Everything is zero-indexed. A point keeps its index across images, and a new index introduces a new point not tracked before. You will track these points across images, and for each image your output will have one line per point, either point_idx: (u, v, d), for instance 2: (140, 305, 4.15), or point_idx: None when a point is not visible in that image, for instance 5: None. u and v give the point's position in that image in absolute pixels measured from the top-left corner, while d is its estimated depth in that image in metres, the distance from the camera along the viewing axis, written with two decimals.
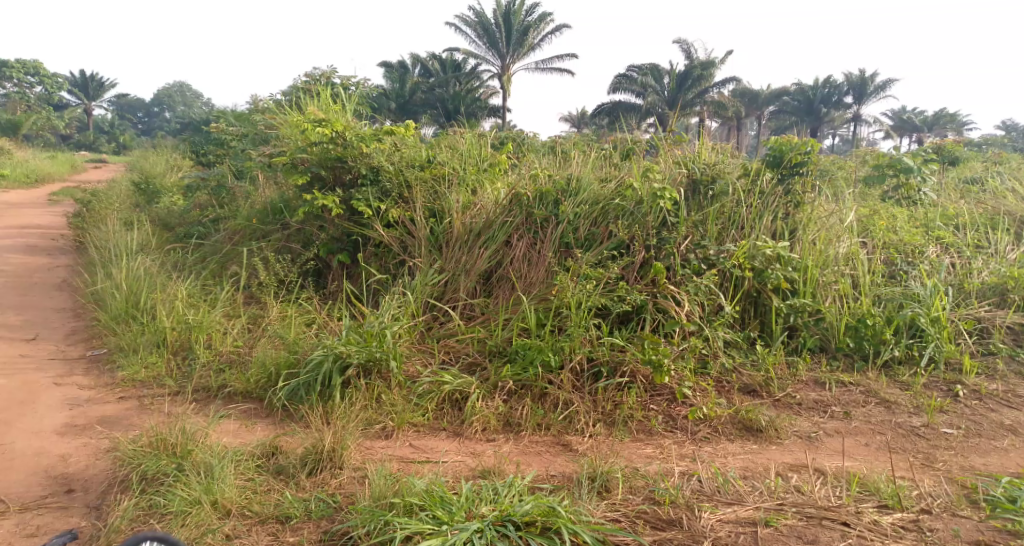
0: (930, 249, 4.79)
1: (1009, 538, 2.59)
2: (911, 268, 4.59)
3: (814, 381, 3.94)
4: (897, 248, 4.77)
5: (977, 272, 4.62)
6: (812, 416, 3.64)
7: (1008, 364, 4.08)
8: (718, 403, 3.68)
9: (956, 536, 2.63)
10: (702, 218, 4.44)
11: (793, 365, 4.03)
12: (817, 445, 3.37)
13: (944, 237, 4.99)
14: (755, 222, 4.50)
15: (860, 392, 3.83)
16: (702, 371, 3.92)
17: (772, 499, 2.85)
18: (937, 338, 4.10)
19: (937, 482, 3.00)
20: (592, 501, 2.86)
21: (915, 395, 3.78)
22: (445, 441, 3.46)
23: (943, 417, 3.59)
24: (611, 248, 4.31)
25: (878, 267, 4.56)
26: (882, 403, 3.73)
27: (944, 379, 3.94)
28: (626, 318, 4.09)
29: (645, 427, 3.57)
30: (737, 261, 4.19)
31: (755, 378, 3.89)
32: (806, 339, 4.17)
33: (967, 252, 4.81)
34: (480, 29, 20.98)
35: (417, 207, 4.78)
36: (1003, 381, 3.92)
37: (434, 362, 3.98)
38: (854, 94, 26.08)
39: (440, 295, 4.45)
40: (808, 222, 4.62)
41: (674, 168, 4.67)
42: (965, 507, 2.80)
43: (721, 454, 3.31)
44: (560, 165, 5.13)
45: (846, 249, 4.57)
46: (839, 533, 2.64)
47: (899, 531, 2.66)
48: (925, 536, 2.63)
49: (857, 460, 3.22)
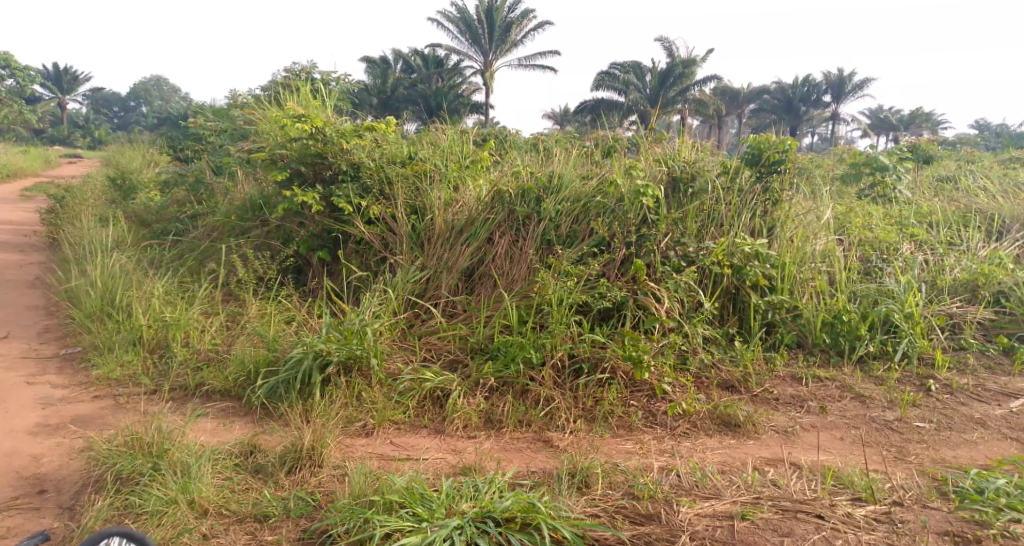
0: (905, 246, 4.90)
1: (977, 528, 2.63)
2: (885, 265, 4.68)
3: (791, 377, 3.99)
4: (873, 246, 4.87)
5: (949, 269, 4.68)
6: (789, 411, 3.68)
7: (979, 359, 4.14)
8: (696, 399, 3.72)
9: (925, 527, 2.66)
10: (682, 216, 4.47)
11: (771, 361, 4.09)
12: (794, 439, 3.42)
13: (918, 234, 5.08)
14: (734, 219, 4.55)
15: (835, 387, 3.89)
16: (681, 367, 3.97)
17: (749, 494, 2.88)
18: (910, 333, 4.16)
19: (909, 475, 3.06)
20: (572, 497, 2.88)
21: (889, 389, 3.84)
22: (426, 438, 3.46)
23: (915, 411, 3.65)
24: (591, 244, 4.34)
25: (853, 264, 4.64)
26: (857, 398, 3.79)
27: (917, 374, 4.00)
28: (607, 315, 4.12)
29: (625, 423, 3.60)
30: (716, 258, 4.25)
31: (734, 374, 3.93)
32: (783, 335, 4.24)
33: (940, 249, 4.89)
34: (462, 27, 20.98)
35: (399, 204, 4.77)
36: (973, 376, 3.98)
37: (416, 359, 3.96)
38: (833, 92, 26.35)
39: (422, 292, 4.45)
40: (785, 220, 4.69)
41: (654, 166, 4.71)
42: (936, 498, 2.85)
43: (700, 449, 3.35)
44: (542, 161, 5.14)
45: (823, 246, 4.65)
46: (813, 526, 2.68)
47: (871, 524, 2.69)
48: (896, 528, 2.67)
49: (832, 454, 3.27)
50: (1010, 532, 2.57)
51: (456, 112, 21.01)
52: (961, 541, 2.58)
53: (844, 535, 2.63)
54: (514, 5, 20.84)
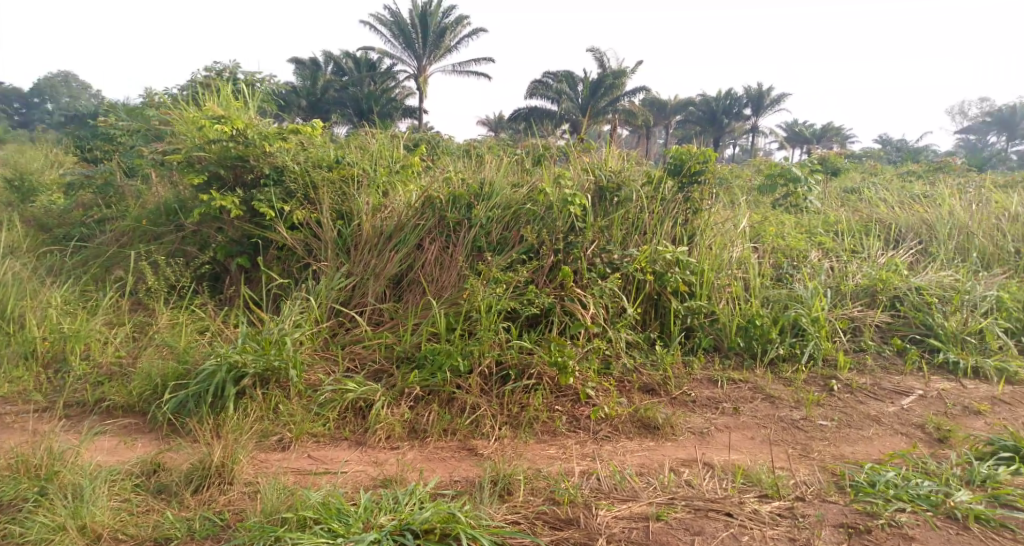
0: (813, 254, 5.14)
1: (868, 518, 2.73)
2: (795, 271, 4.90)
3: (707, 379, 4.12)
4: (784, 253, 5.10)
5: (851, 275, 4.92)
6: (705, 413, 3.80)
7: (877, 359, 4.38)
8: (619, 402, 3.78)
9: (823, 520, 2.75)
10: (608, 224, 4.55)
11: (689, 364, 4.21)
12: (708, 440, 3.53)
13: (825, 243, 5.35)
14: (657, 228, 4.67)
15: (748, 388, 4.04)
16: (605, 371, 4.01)
17: (663, 494, 2.95)
18: (816, 336, 4.36)
19: (811, 471, 3.18)
20: (493, 505, 2.86)
21: (796, 390, 4.01)
22: (346, 451, 3.37)
23: (819, 410, 3.83)
24: (521, 251, 4.34)
25: (766, 271, 4.84)
26: (767, 398, 3.94)
27: (822, 375, 4.20)
28: (534, 321, 4.14)
29: (550, 428, 3.61)
30: (640, 265, 4.33)
31: (654, 377, 4.03)
32: (701, 339, 4.37)
33: (844, 256, 5.16)
34: (396, 29, 20.67)
35: (323, 209, 4.66)
36: (870, 376, 4.20)
37: (338, 369, 3.87)
38: (753, 106, 27.45)
39: (347, 299, 4.35)
40: (705, 228, 4.82)
41: (582, 175, 4.78)
42: (833, 493, 2.94)
43: (621, 452, 3.41)
44: (475, 168, 5.12)
45: (738, 254, 4.82)
46: (722, 523, 2.76)
47: (776, 519, 2.78)
48: (798, 522, 2.75)
49: (742, 453, 3.39)
50: (897, 522, 2.68)
51: (386, 117, 20.81)
52: (853, 532, 2.67)
53: (751, 531, 2.72)
54: (448, 11, 20.81)
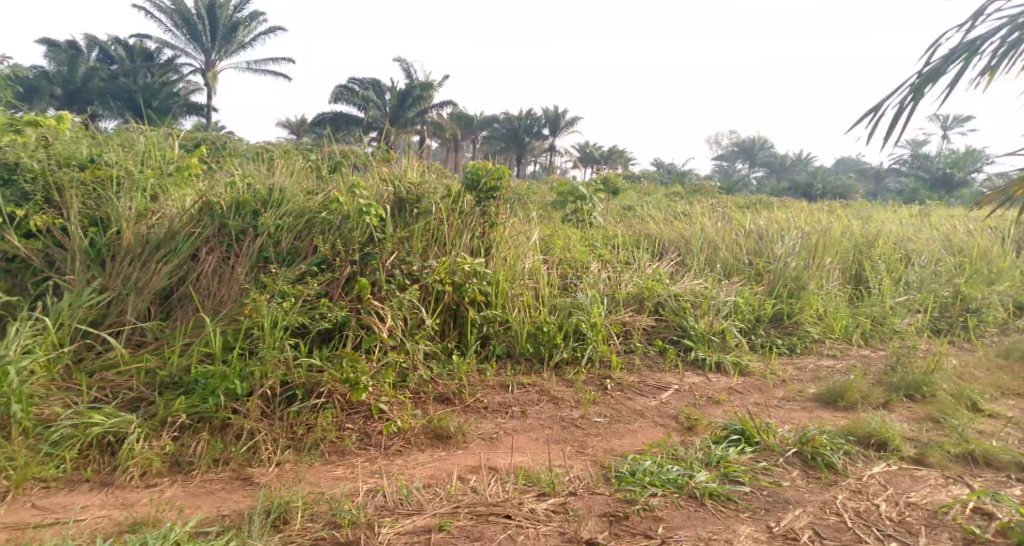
0: (594, 265, 5.56)
1: (627, 505, 2.98)
2: (578, 281, 5.29)
3: (499, 385, 4.28)
4: (570, 265, 5.46)
5: (624, 283, 5.43)
6: (496, 418, 3.94)
7: (642, 358, 4.87)
8: (413, 415, 3.81)
9: (591, 511, 2.96)
10: (407, 235, 4.55)
11: (482, 373, 4.34)
12: (497, 445, 3.64)
13: (604, 255, 5.82)
14: (455, 239, 4.78)
15: (535, 391, 4.26)
16: (401, 384, 4.03)
17: (448, 504, 3.02)
18: (594, 340, 4.74)
19: (585, 466, 3.40)
20: (263, 538, 2.74)
21: (576, 390, 4.31)
22: (85, 495, 3.06)
23: (596, 407, 4.14)
24: (312, 263, 4.19)
25: (554, 281, 5.15)
26: (551, 400, 4.18)
27: (598, 375, 4.56)
28: (327, 336, 4.04)
29: (338, 448, 3.53)
30: (439, 276, 4.40)
31: (450, 386, 4.10)
32: (495, 347, 4.55)
33: (618, 268, 5.65)
34: (178, 19, 18.98)
35: (72, 214, 4.14)
36: (637, 374, 4.66)
37: (81, 401, 3.46)
38: (550, 127, 29.14)
39: (100, 318, 3.92)
40: (501, 241, 5.03)
41: (380, 185, 4.73)
42: (600, 485, 3.18)
43: (412, 465, 3.42)
44: (266, 172, 4.86)
45: (530, 264, 5.06)
46: (501, 526, 2.89)
47: (549, 515, 2.95)
48: (568, 515, 2.95)
49: (525, 455, 3.54)
50: (649, 505, 2.97)
51: (160, 112, 19.07)
52: (613, 519, 2.90)
53: (525, 531, 2.86)
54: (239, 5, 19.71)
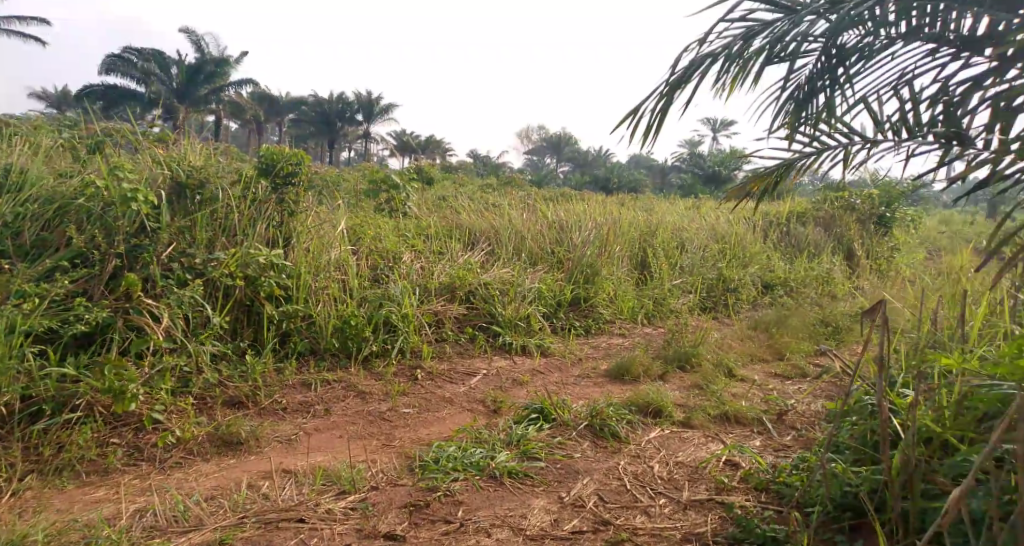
0: (406, 255, 5.45)
1: (430, 494, 3.02)
2: (390, 271, 5.15)
3: (300, 384, 4.05)
4: (380, 255, 5.33)
5: (436, 273, 5.36)
6: (296, 418, 3.71)
7: (453, 346, 4.89)
8: (195, 423, 3.48)
9: (393, 502, 2.94)
10: (188, 224, 4.21)
11: (281, 372, 4.09)
12: (296, 446, 3.42)
13: (417, 245, 5.73)
14: (247, 230, 4.49)
15: (341, 387, 4.08)
16: (181, 390, 3.68)
17: (233, 515, 2.79)
18: (405, 331, 4.64)
19: (390, 458, 3.33)
20: None
21: (385, 383, 4.19)
22: None
23: (404, 399, 4.04)
24: (66, 257, 3.73)
25: (364, 272, 5.00)
26: (358, 395, 4.02)
27: (409, 365, 4.48)
28: (87, 340, 3.61)
29: (99, 466, 3.14)
30: (227, 269, 4.12)
31: (242, 389, 3.81)
32: (297, 344, 4.30)
33: (431, 256, 5.59)
34: None
35: None
36: (448, 361, 4.68)
37: None
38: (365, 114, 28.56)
39: None
40: (301, 231, 4.81)
41: (153, 167, 4.32)
42: (404, 476, 3.16)
43: (193, 477, 3.11)
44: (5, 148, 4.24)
45: (337, 255, 4.86)
46: (293, 532, 2.73)
47: (347, 514, 2.86)
48: (368, 511, 2.88)
49: (326, 454, 3.36)
50: (450, 490, 3.03)
51: None
52: (413, 508, 2.91)
53: (319, 534, 2.72)
54: None
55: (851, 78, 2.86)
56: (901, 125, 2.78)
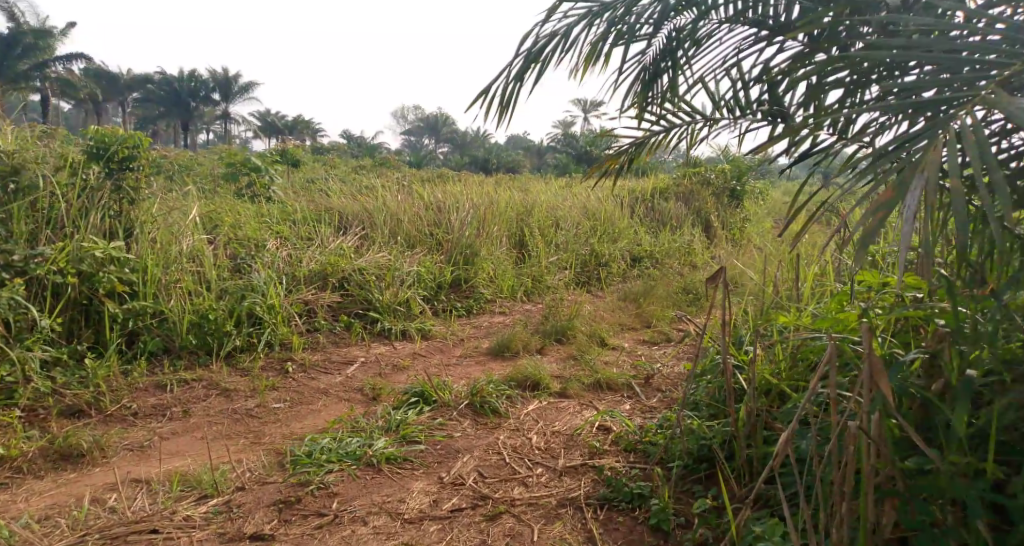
0: (271, 242, 5.20)
1: (301, 489, 2.91)
2: (252, 260, 4.88)
3: (153, 386, 3.77)
4: (242, 244, 5.08)
5: (305, 260, 5.14)
6: (149, 423, 3.45)
7: (328, 336, 4.69)
8: (27, 438, 3.15)
9: (259, 502, 2.81)
10: (4, 216, 3.83)
11: (129, 375, 3.78)
12: (149, 453, 3.18)
13: (282, 231, 5.47)
14: (79, 222, 4.13)
15: (201, 386, 3.83)
16: (7, 402, 3.35)
17: (74, 533, 2.56)
18: (272, 323, 4.42)
19: (257, 456, 3.18)
20: None
21: (251, 378, 3.97)
22: None
23: (273, 394, 3.85)
24: None
25: (222, 262, 4.70)
26: (222, 393, 3.80)
27: (278, 358, 4.26)
28: None
29: None
30: (56, 266, 3.82)
31: (82, 397, 3.49)
32: (147, 343, 4.02)
33: (298, 243, 5.35)
34: None
35: None
36: (322, 351, 4.47)
37: None
38: None
39: None
40: (145, 220, 4.45)
41: None
42: (273, 473, 3.03)
43: (26, 497, 2.81)
44: None
45: (190, 246, 4.56)
46: (144, 544, 2.55)
47: (207, 518, 2.70)
48: (231, 513, 2.73)
49: (184, 458, 3.16)
50: (324, 483, 2.94)
51: None
52: (283, 505, 2.80)
53: (174, 542, 2.56)
54: None
55: (689, 60, 2.99)
56: (734, 104, 2.96)
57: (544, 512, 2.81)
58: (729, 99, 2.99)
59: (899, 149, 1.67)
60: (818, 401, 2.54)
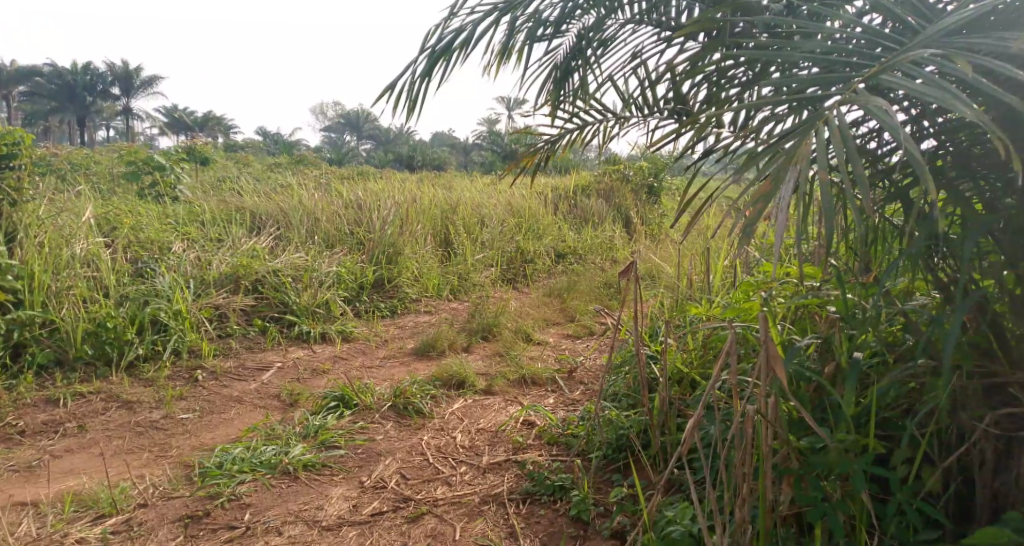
0: (177, 244, 4.97)
1: (209, 502, 2.78)
2: (156, 264, 4.65)
3: (44, 402, 3.54)
4: (143, 247, 4.82)
5: (215, 262, 4.92)
6: (39, 441, 3.22)
7: (241, 342, 4.50)
8: None
9: (163, 519, 2.67)
10: None
11: (15, 390, 3.56)
12: (39, 473, 2.97)
13: (189, 233, 5.23)
14: None
15: (100, 399, 3.62)
16: None
17: None
18: (180, 329, 4.22)
19: (162, 470, 3.02)
20: None
21: (156, 388, 3.77)
22: None
23: (181, 404, 3.66)
24: None
25: (122, 267, 4.45)
26: (124, 405, 3.59)
27: (187, 366, 4.06)
28: None
29: None
30: None
31: None
32: (35, 355, 3.80)
33: (207, 245, 5.12)
34: None
35: None
36: (235, 357, 4.30)
37: None
38: None
39: None
40: (31, 223, 4.19)
41: None
42: (180, 486, 2.88)
43: None
44: None
45: (84, 250, 4.32)
46: None
47: (104, 539, 2.54)
48: (132, 532, 2.59)
49: (81, 476, 2.97)
50: (235, 494, 2.82)
51: None
52: (190, 520, 2.67)
53: None
54: None
55: (598, 59, 3.02)
56: (642, 102, 3.00)
57: (467, 510, 2.78)
58: (637, 97, 3.03)
59: (774, 144, 1.73)
60: (722, 388, 2.64)
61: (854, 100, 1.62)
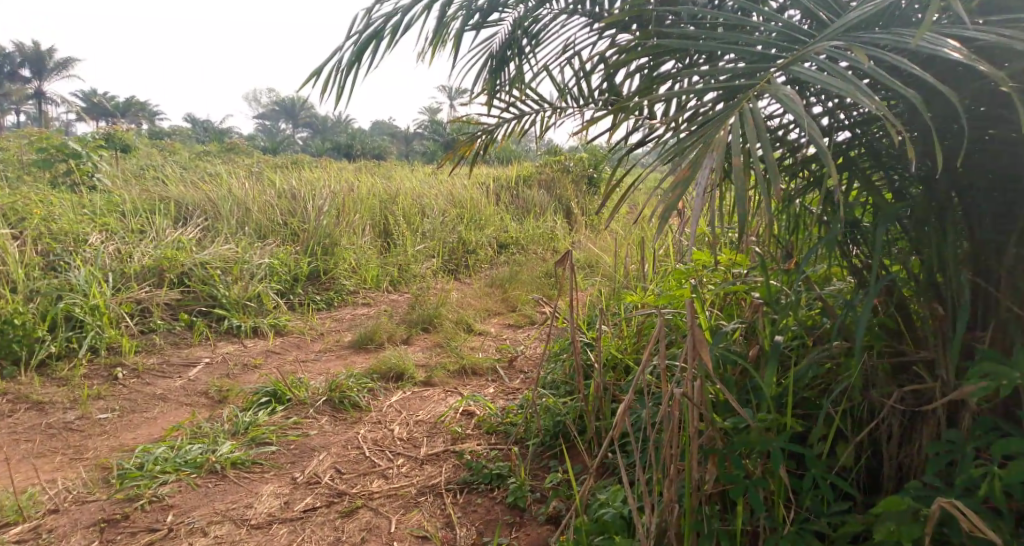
0: (93, 236, 4.73)
1: (128, 505, 2.65)
2: (70, 257, 4.42)
3: None
4: (56, 238, 4.56)
5: (136, 255, 4.70)
6: None
7: (166, 338, 4.31)
8: None
9: (76, 525, 2.53)
10: None
11: None
12: None
13: (107, 224, 4.97)
14: None
15: (7, 401, 3.41)
16: None
17: None
18: (96, 326, 4.02)
19: (77, 474, 2.86)
20: None
21: (71, 388, 3.58)
22: None
23: (99, 403, 3.49)
24: None
25: (32, 260, 4.23)
26: (35, 407, 3.40)
27: (106, 364, 3.87)
28: None
29: None
30: None
31: None
32: None
33: (127, 236, 4.88)
34: None
35: None
36: (159, 353, 4.12)
37: None
38: None
39: None
40: None
41: None
42: (96, 490, 2.74)
43: None
44: None
45: None
46: None
47: None
48: (41, 540, 2.45)
49: None
50: (157, 496, 2.70)
51: None
52: (106, 525, 2.54)
53: None
54: None
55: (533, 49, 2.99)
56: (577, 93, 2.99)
57: (403, 502, 2.74)
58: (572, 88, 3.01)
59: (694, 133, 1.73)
60: (653, 372, 2.68)
61: (766, 92, 1.64)
